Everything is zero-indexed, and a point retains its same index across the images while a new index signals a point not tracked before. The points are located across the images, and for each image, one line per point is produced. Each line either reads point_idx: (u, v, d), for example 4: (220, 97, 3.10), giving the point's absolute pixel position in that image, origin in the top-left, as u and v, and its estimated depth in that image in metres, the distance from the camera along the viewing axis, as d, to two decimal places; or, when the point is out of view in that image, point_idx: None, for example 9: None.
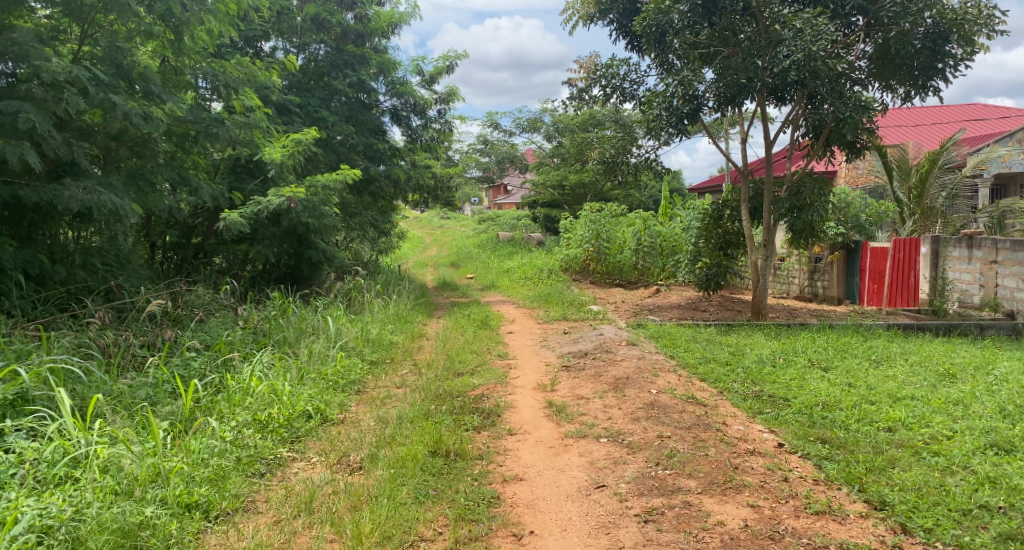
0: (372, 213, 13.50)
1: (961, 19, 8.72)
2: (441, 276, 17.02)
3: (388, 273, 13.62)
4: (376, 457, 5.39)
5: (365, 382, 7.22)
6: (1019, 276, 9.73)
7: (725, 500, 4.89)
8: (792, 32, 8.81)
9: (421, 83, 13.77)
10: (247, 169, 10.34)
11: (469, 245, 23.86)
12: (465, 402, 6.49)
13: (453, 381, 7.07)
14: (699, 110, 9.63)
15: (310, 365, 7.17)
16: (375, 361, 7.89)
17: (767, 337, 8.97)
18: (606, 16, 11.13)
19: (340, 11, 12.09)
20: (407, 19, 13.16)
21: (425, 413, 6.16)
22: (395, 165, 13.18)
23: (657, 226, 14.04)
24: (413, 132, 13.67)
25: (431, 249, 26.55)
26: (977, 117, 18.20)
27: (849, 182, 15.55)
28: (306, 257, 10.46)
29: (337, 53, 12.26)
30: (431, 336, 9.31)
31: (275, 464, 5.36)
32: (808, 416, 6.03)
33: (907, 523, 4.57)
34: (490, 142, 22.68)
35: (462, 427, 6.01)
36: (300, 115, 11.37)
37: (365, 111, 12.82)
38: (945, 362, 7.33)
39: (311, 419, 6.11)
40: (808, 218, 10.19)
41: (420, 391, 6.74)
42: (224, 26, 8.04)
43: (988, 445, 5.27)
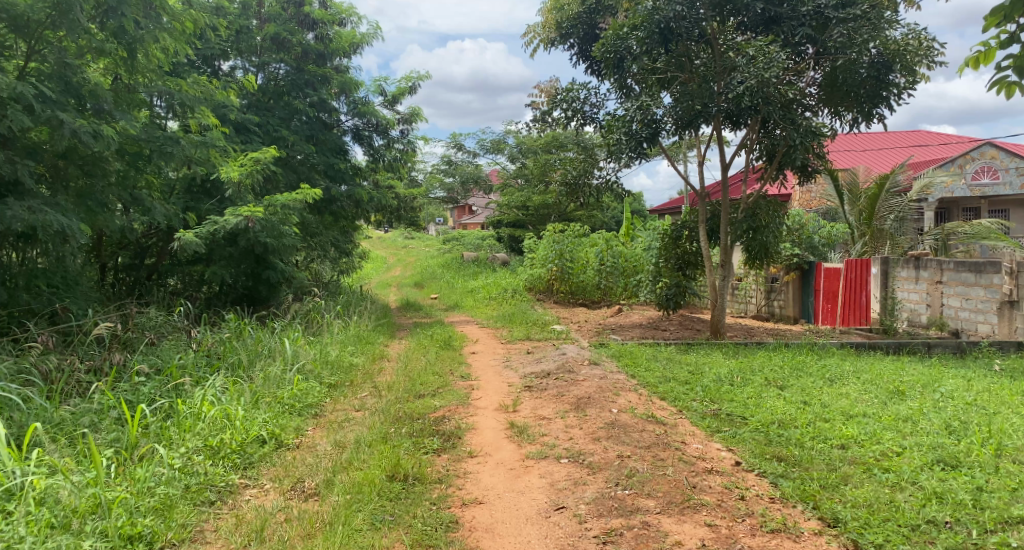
0: (333, 233, 13.41)
1: (903, 50, 9.08)
2: (404, 296, 16.98)
3: (349, 293, 13.55)
4: (332, 483, 5.35)
5: (322, 406, 7.15)
6: (961, 295, 9.99)
7: (683, 519, 4.95)
8: (745, 58, 9.13)
9: (383, 104, 13.79)
10: (204, 190, 10.23)
11: (434, 264, 23.79)
12: (425, 425, 6.47)
13: (414, 403, 7.04)
14: (657, 133, 9.82)
15: (266, 389, 7.08)
16: (334, 384, 7.83)
17: (726, 357, 9.12)
18: (566, 40, 11.34)
19: (300, 31, 12.11)
20: (369, 40, 13.20)
21: (384, 436, 6.13)
22: (357, 184, 13.12)
23: (619, 246, 14.26)
24: (375, 152, 13.67)
25: (395, 269, 26.53)
26: (921, 144, 18.85)
27: (803, 204, 15.92)
28: (264, 277, 10.34)
29: (298, 73, 12.23)
30: (392, 357, 9.28)
31: (226, 491, 5.29)
32: (764, 434, 6.15)
33: (859, 539, 4.66)
34: (454, 163, 22.74)
35: (421, 449, 5.99)
36: (259, 134, 11.28)
37: (327, 131, 12.79)
38: (895, 380, 7.51)
39: (265, 444, 6.04)
40: (763, 239, 10.54)
41: (379, 413, 6.71)
42: (180, 43, 7.99)
43: (935, 461, 5.40)
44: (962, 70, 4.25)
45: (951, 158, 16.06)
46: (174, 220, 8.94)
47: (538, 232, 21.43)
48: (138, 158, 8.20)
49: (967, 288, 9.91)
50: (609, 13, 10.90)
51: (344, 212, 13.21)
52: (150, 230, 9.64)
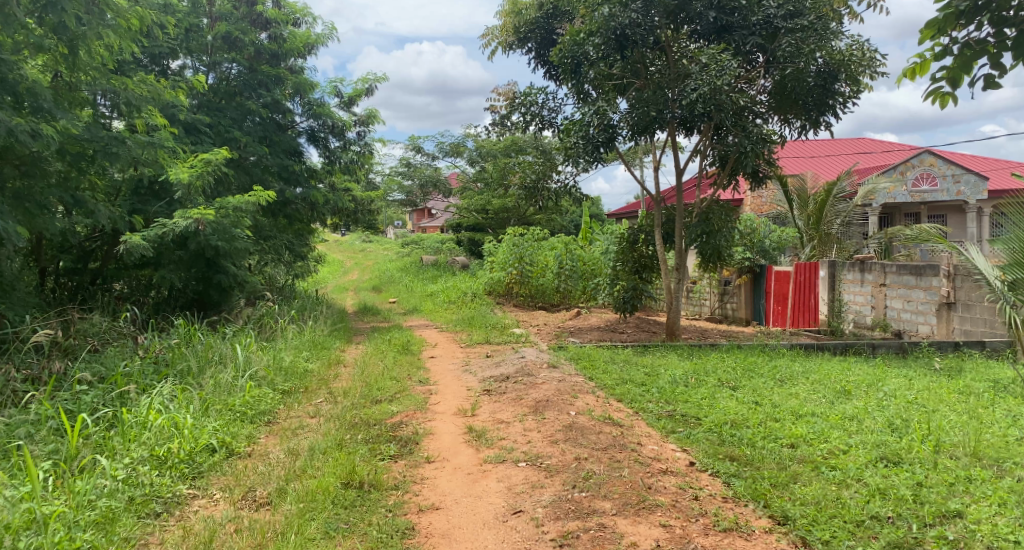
0: (287, 236, 13.27)
1: (847, 60, 9.37)
2: (361, 300, 16.90)
3: (304, 298, 13.43)
4: (285, 491, 5.32)
5: (276, 413, 7.10)
6: (903, 297, 10.25)
7: (638, 521, 5.04)
8: (699, 66, 9.36)
9: (339, 106, 13.70)
10: (151, 191, 10.04)
11: (392, 268, 23.69)
12: (381, 431, 6.47)
13: (371, 409, 7.03)
14: (613, 138, 10.01)
15: (216, 397, 6.99)
16: (287, 391, 7.78)
17: (680, 358, 9.28)
18: (524, 44, 11.41)
19: (252, 31, 11.97)
20: (324, 40, 13.11)
21: (340, 443, 6.11)
22: (312, 187, 12.99)
23: (578, 250, 14.43)
24: (331, 153, 13.53)
25: (352, 272, 26.33)
26: (866, 150, 19.47)
27: (754, 209, 16.28)
28: (215, 282, 10.19)
29: (250, 73, 12.08)
30: (349, 363, 9.24)
31: (172, 502, 5.23)
32: (718, 434, 6.30)
33: (807, 537, 4.80)
34: (413, 165, 22.70)
35: (377, 456, 5.99)
36: (210, 135, 11.06)
37: (281, 132, 12.66)
38: (842, 379, 7.75)
39: (216, 453, 5.99)
40: (716, 243, 10.74)
41: (335, 420, 6.69)
42: (125, 41, 7.82)
43: (879, 458, 5.59)
44: (900, 79, 4.37)
45: (893, 165, 16.66)
46: (119, 223, 8.77)
47: (497, 235, 21.50)
48: (81, 158, 8.04)
49: (909, 290, 10.18)
50: (567, 19, 11.02)
51: (299, 215, 13.09)
52: (94, 233, 9.46)
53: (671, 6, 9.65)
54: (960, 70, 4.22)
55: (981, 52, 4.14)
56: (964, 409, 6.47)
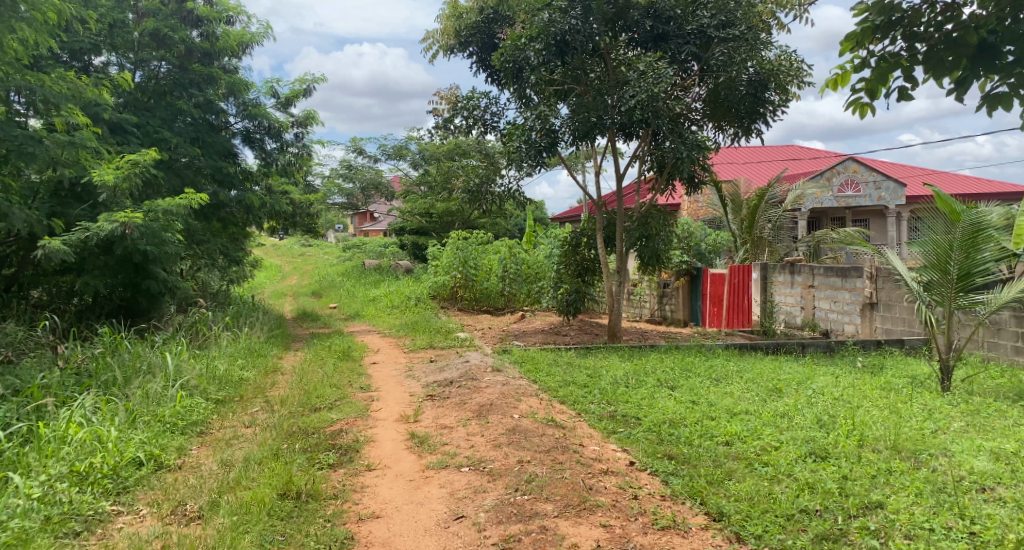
0: (222, 240, 12.99)
1: (776, 70, 9.73)
2: (300, 306, 16.66)
3: (239, 304, 13.18)
4: (217, 504, 5.25)
5: (209, 423, 7.00)
6: (830, 298, 10.65)
7: (579, 522, 5.14)
8: (636, 73, 9.58)
9: (276, 107, 13.50)
10: (75, 195, 9.60)
11: (334, 272, 23.42)
12: (320, 440, 6.43)
13: (309, 417, 6.98)
14: (556, 143, 10.12)
15: (143, 408, 6.83)
16: (221, 400, 7.66)
17: (622, 360, 9.45)
18: (466, 48, 11.44)
19: (183, 28, 11.63)
20: (258, 39, 12.90)
21: (276, 453, 6.05)
22: (247, 189, 12.69)
23: (522, 254, 14.55)
24: (267, 155, 13.24)
25: (291, 278, 25.91)
26: (795, 157, 20.17)
27: (691, 213, 16.66)
28: (143, 288, 9.83)
29: (181, 72, 11.75)
30: (287, 371, 9.13)
31: (94, 520, 5.11)
32: (656, 433, 6.46)
33: (741, 532, 4.95)
34: (353, 167, 22.30)
35: (315, 465, 5.96)
36: (137, 135, 10.66)
37: (214, 133, 12.35)
38: (774, 378, 8.02)
39: (143, 466, 5.87)
40: (655, 246, 11.06)
41: (271, 429, 6.62)
42: (41, 35, 7.53)
43: (808, 453, 5.82)
44: (822, 90, 4.54)
45: (821, 170, 17.27)
46: (36, 227, 8.46)
47: (441, 239, 21.48)
48: None
49: (835, 291, 10.57)
50: (508, 24, 11.14)
51: (234, 218, 12.96)
52: (9, 238, 9.15)
53: (610, 14, 9.92)
54: (876, 81, 4.41)
55: (895, 65, 4.34)
56: (885, 404, 6.78)
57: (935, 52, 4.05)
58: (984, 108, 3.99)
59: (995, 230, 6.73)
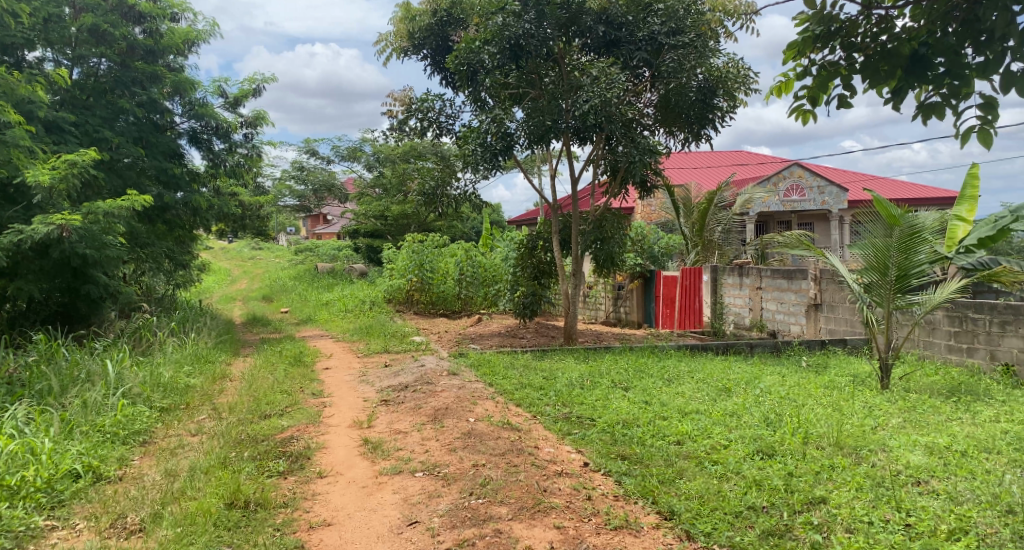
0: (167, 244, 12.68)
1: (724, 77, 9.96)
2: (250, 310, 16.42)
3: (186, 309, 12.93)
4: (160, 516, 5.16)
5: (153, 432, 6.87)
6: (776, 299, 10.89)
7: (533, 524, 5.18)
8: (589, 78, 9.68)
9: (225, 107, 13.28)
10: (7, 196, 9.31)
11: (285, 276, 23.12)
12: (271, 447, 6.37)
13: (259, 424, 6.90)
14: (511, 146, 10.14)
15: (82, 418, 6.69)
16: (166, 408, 7.52)
17: (577, 361, 9.54)
18: (419, 51, 11.42)
19: (124, 24, 11.26)
20: (205, 37, 12.67)
21: (223, 461, 5.98)
22: (194, 191, 12.38)
23: (478, 257, 14.59)
24: (216, 156, 12.91)
25: (240, 282, 25.50)
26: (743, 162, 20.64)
27: (644, 217, 16.89)
28: (82, 292, 9.54)
29: (123, 69, 11.38)
30: (235, 377, 9.00)
31: (28, 536, 4.99)
32: (610, 434, 6.55)
33: (690, 530, 5.05)
34: (306, 168, 22.11)
35: (265, 473, 5.90)
36: (75, 134, 10.27)
37: (158, 133, 11.99)
38: (723, 378, 8.18)
39: (80, 478, 5.75)
40: (609, 249, 11.13)
41: (219, 437, 6.53)
42: None
43: (755, 451, 5.96)
44: (767, 97, 4.67)
45: (768, 175, 17.70)
46: None
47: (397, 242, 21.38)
48: None
49: (781, 293, 10.82)
50: (461, 27, 11.15)
51: (179, 220, 12.43)
52: None
53: (564, 19, 9.97)
54: (817, 90, 4.56)
55: (834, 74, 4.49)
56: (828, 402, 6.98)
57: (872, 63, 4.20)
58: (919, 117, 4.15)
59: (928, 234, 7.03)
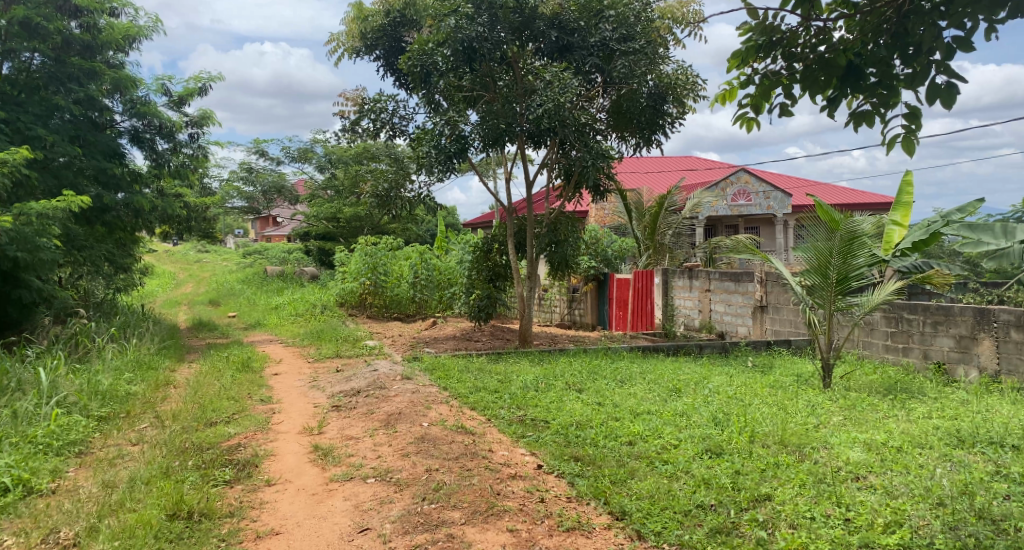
0: (107, 247, 12.32)
1: (674, 84, 10.16)
2: (197, 315, 16.10)
3: (127, 313, 12.60)
4: (97, 529, 5.02)
5: (90, 442, 6.71)
6: (724, 301, 11.13)
7: (486, 528, 5.20)
8: (543, 82, 9.73)
9: (169, 106, 13.01)
10: None
11: (233, 280, 22.73)
12: (216, 455, 6.27)
13: (205, 432, 6.78)
14: (466, 149, 10.16)
15: (12, 429, 6.51)
16: (105, 417, 7.34)
17: (531, 364, 9.58)
18: (372, 51, 11.34)
19: (59, 18, 10.80)
20: (146, 33, 12.40)
21: (166, 471, 5.86)
22: (136, 193, 12.09)
23: (433, 260, 14.58)
24: (159, 156, 12.67)
25: (186, 286, 24.98)
26: (693, 166, 21.02)
27: (597, 220, 17.07)
28: (15, 297, 9.35)
29: (57, 65, 10.94)
30: (179, 384, 8.83)
31: None
32: (564, 436, 6.60)
33: (641, 529, 5.10)
34: (255, 170, 21.80)
35: (211, 482, 5.80)
36: (8, 133, 9.81)
37: (97, 132, 11.59)
38: (673, 378, 8.32)
39: (10, 493, 5.59)
40: (563, 252, 11.24)
41: (162, 446, 6.40)
42: None
43: (704, 450, 6.07)
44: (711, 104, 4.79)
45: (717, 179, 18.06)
46: None
47: (350, 245, 21.21)
48: None
49: (728, 295, 11.05)
50: (414, 28, 11.13)
51: (121, 222, 12.02)
52: None
53: (518, 23, 9.97)
54: (760, 98, 4.68)
55: (776, 83, 4.61)
56: (773, 401, 7.15)
57: (811, 72, 4.32)
58: (852, 124, 4.30)
59: (867, 238, 7.22)
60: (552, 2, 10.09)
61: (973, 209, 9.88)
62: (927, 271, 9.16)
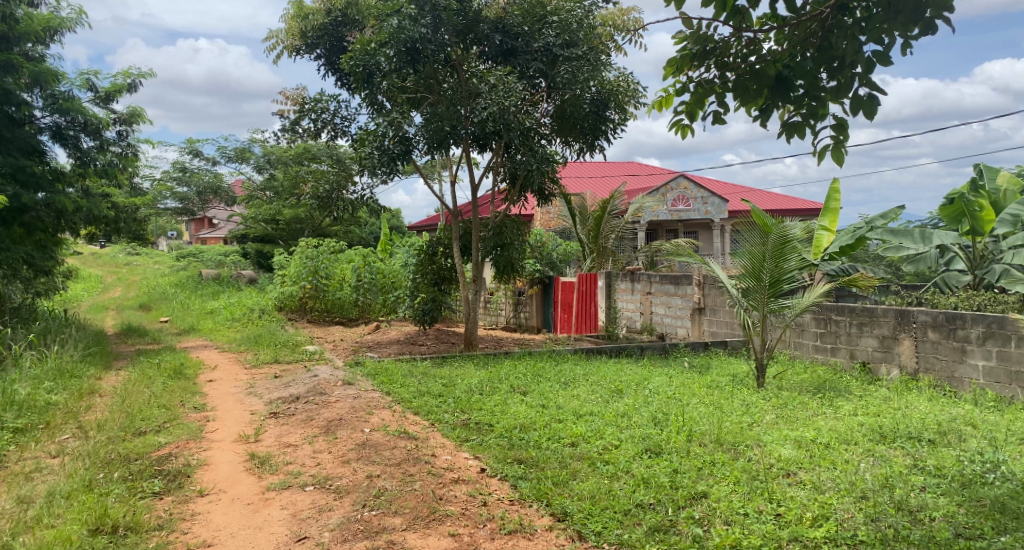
0: (27, 249, 11.79)
1: (616, 90, 10.36)
2: (126, 320, 15.61)
3: (51, 319, 12.12)
4: (13, 546, 4.81)
5: (6, 455, 6.44)
6: (665, 303, 11.35)
7: (428, 533, 5.17)
8: (487, 85, 9.82)
9: (95, 101, 12.60)
10: None
11: (166, 284, 22.13)
12: (144, 466, 6.10)
13: (133, 442, 6.58)
14: (409, 151, 10.10)
15: None
16: (23, 428, 7.06)
17: (475, 368, 9.57)
18: (313, 50, 11.21)
19: None
20: (68, 25, 12.01)
21: (88, 484, 5.66)
22: (59, 192, 11.43)
23: (377, 263, 14.46)
24: (83, 154, 12.05)
25: (115, 290, 24.20)
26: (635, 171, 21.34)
27: (543, 224, 17.20)
28: None
29: None
30: (105, 392, 8.55)
31: None
32: (508, 439, 6.61)
33: (582, 530, 5.11)
34: (189, 169, 21.31)
35: (138, 494, 5.63)
36: None
37: (13, 127, 11.07)
38: (615, 380, 8.41)
39: None
40: (509, 255, 11.24)
41: (85, 457, 6.18)
42: None
43: (644, 450, 6.14)
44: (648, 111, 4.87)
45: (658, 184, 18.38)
46: None
47: (290, 247, 20.89)
48: None
49: (669, 297, 11.28)
50: (357, 28, 11.01)
51: (41, 223, 11.53)
52: None
53: (461, 26, 9.94)
54: (695, 105, 4.77)
55: (710, 92, 4.70)
56: (710, 401, 7.29)
57: (743, 82, 4.42)
58: (782, 135, 4.42)
59: (797, 242, 7.47)
60: (495, 6, 10.14)
61: (896, 214, 10.28)
62: (854, 273, 9.58)
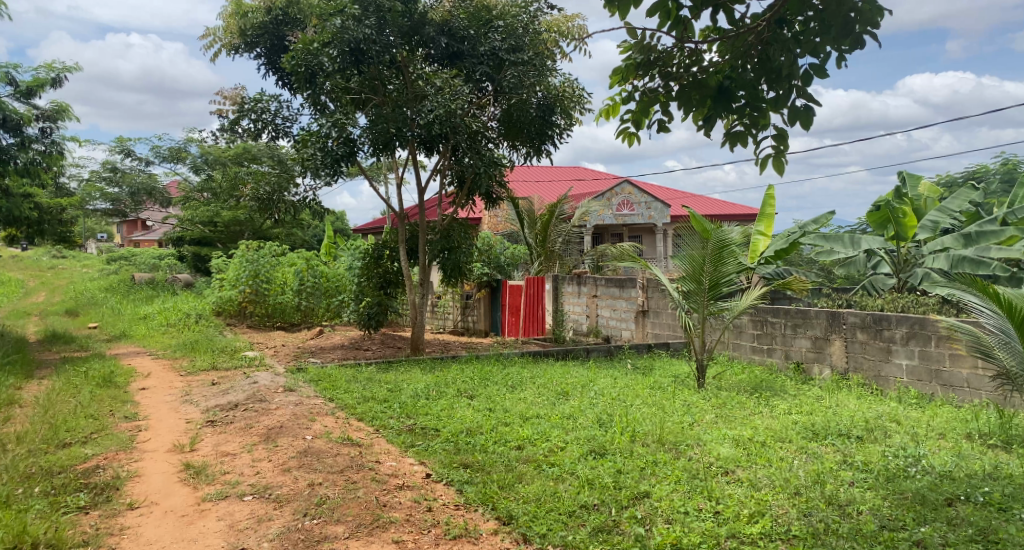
0: None
1: (562, 95, 10.43)
2: (53, 326, 14.99)
3: None
4: None
5: None
6: (611, 306, 11.45)
7: (371, 540, 5.06)
8: (433, 88, 9.68)
9: (15, 96, 12.11)
10: None
11: (96, 288, 21.36)
12: (69, 479, 5.84)
13: (57, 455, 6.30)
14: (354, 153, 9.95)
15: None
16: None
17: (421, 372, 9.48)
18: (252, 49, 10.98)
19: None
20: None
21: (7, 500, 5.38)
22: None
23: (320, 266, 14.23)
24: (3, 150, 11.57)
25: (41, 295, 23.24)
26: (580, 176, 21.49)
27: (491, 227, 17.22)
28: None
29: None
30: (27, 403, 8.17)
31: None
32: (454, 443, 6.54)
33: (527, 533, 5.07)
34: (120, 170, 20.64)
35: (62, 509, 5.39)
36: None
37: None
38: (561, 382, 8.42)
39: None
40: (456, 258, 11.16)
41: (3, 471, 5.87)
42: None
43: (589, 451, 6.15)
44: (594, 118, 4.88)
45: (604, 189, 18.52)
46: None
47: (228, 250, 20.41)
48: None
49: (614, 300, 11.38)
50: (299, 27, 10.80)
51: None
52: None
53: (406, 27, 9.83)
54: (640, 114, 4.79)
55: (654, 100, 4.73)
56: (653, 402, 7.36)
57: (686, 91, 4.46)
58: (726, 144, 4.47)
59: (735, 246, 7.58)
60: (441, 9, 10.01)
61: (827, 220, 10.53)
62: (788, 276, 9.83)
